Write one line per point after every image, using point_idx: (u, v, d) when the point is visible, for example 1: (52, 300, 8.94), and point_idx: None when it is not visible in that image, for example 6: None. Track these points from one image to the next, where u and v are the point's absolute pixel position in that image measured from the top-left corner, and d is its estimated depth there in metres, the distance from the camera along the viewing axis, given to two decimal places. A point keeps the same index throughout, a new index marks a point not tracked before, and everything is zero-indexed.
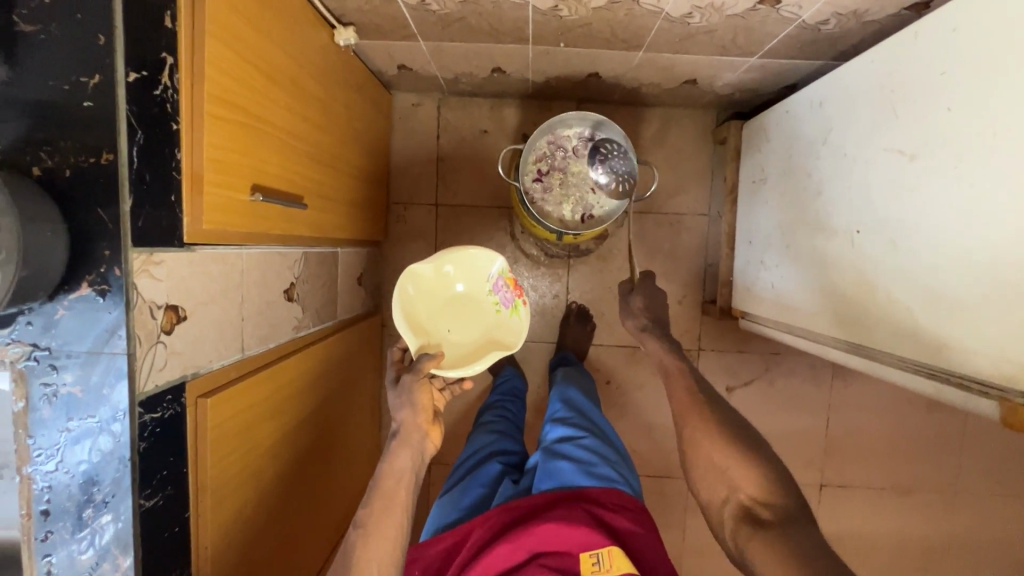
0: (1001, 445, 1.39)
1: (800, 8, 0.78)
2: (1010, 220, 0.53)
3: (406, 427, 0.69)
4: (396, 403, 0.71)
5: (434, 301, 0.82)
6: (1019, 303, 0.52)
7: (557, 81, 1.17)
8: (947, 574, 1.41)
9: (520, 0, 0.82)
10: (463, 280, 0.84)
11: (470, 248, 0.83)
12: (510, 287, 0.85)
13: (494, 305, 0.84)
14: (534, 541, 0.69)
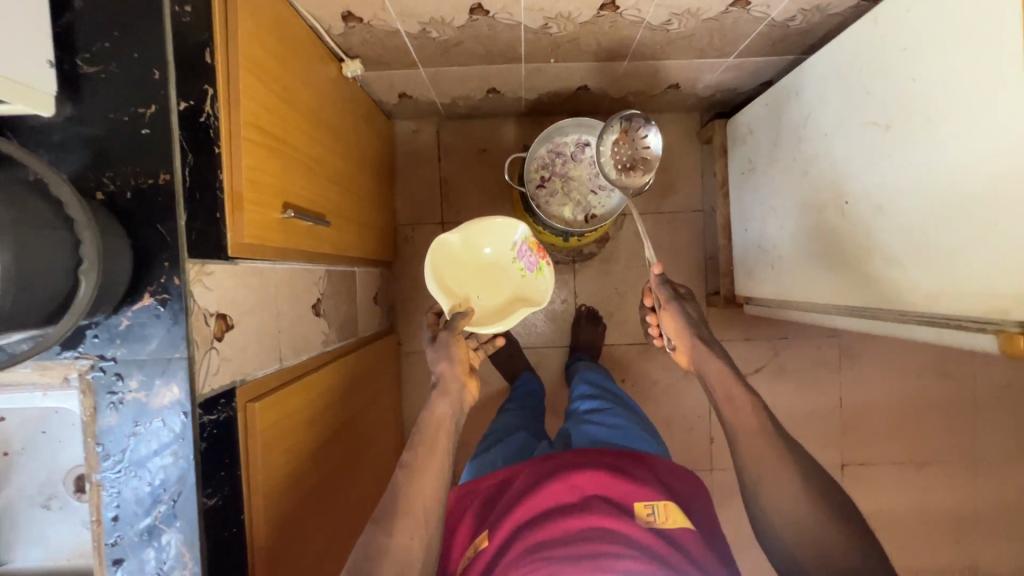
0: (1012, 409, 1.42)
1: (768, 8, 0.86)
2: (986, 169, 0.58)
3: (445, 377, 0.78)
4: (435, 357, 0.81)
5: (464, 265, 0.93)
6: (1001, 240, 0.57)
7: (548, 96, 1.24)
8: (977, 544, 1.42)
9: (512, 22, 0.89)
10: (491, 246, 0.94)
11: (495, 218, 0.91)
12: (533, 251, 0.94)
13: (519, 268, 0.95)
14: (593, 484, 0.74)
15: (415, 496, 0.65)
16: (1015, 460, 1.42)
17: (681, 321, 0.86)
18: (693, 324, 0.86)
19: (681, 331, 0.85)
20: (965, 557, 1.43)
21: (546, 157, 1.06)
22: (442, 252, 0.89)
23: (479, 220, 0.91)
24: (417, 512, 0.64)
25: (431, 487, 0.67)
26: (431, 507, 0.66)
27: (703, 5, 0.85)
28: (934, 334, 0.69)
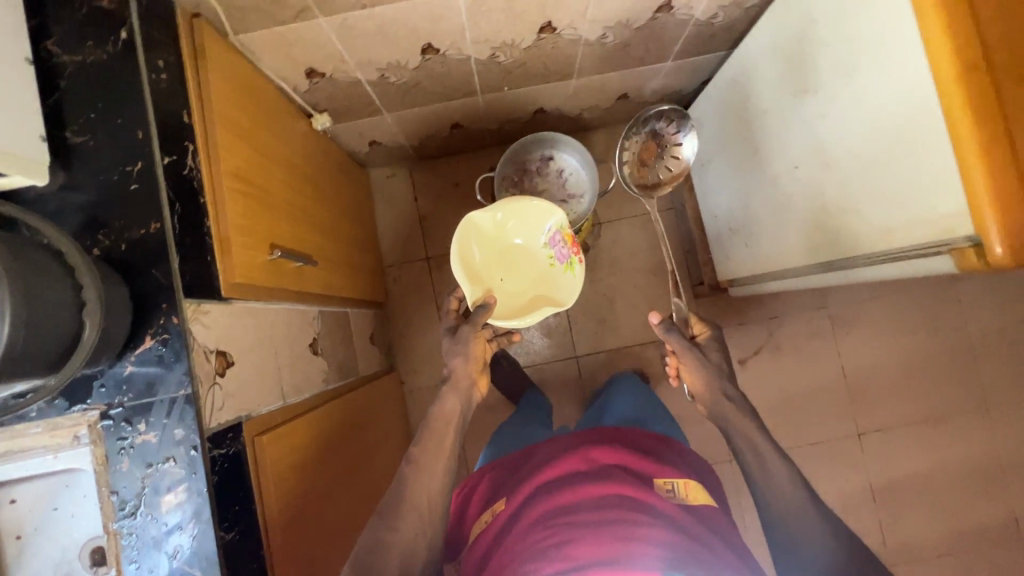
0: (1008, 354, 1.44)
1: (690, 9, 0.94)
2: (901, 106, 0.64)
3: (456, 374, 0.84)
4: (451, 350, 0.85)
5: (493, 251, 0.94)
6: (931, 164, 0.61)
7: (509, 124, 1.32)
8: (1007, 493, 1.41)
9: (462, 56, 0.97)
10: (522, 236, 0.94)
11: (529, 205, 0.91)
12: (566, 244, 0.94)
13: (550, 258, 0.95)
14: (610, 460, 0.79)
15: (418, 486, 0.71)
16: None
17: (699, 373, 0.95)
18: (711, 375, 0.94)
19: (698, 377, 0.95)
20: (997, 510, 1.41)
21: (511, 172, 1.13)
22: (472, 232, 0.91)
23: (513, 202, 0.92)
24: (419, 503, 0.70)
25: (434, 481, 0.72)
26: (433, 500, 0.71)
27: (632, 15, 0.93)
28: (897, 271, 0.73)
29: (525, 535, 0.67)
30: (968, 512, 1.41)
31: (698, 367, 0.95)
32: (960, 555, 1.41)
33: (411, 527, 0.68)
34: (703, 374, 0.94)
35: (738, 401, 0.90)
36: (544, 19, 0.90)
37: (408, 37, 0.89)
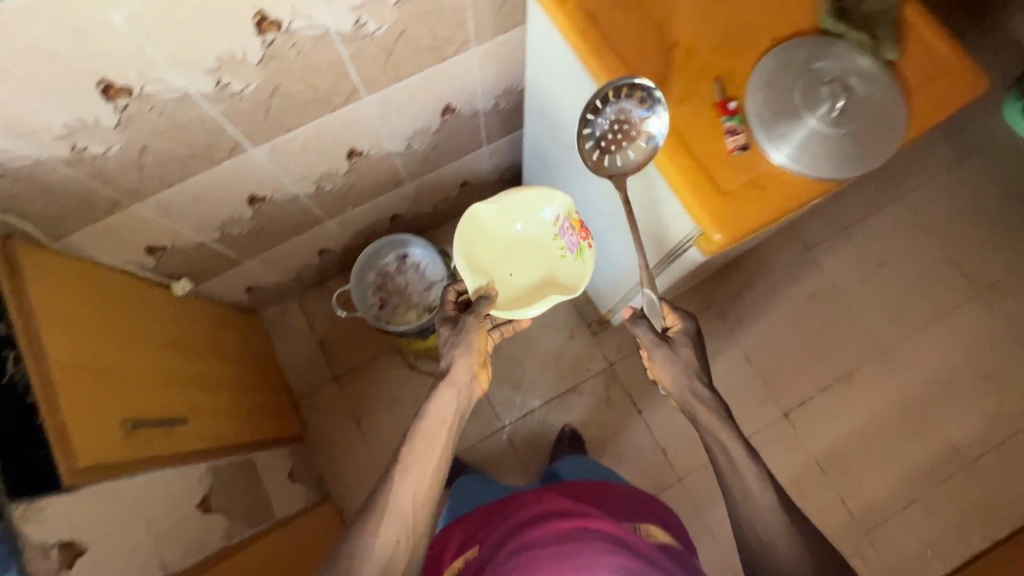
0: (884, 299, 1.56)
1: (472, 105, 1.10)
2: None
3: (456, 367, 0.78)
4: (455, 339, 0.80)
5: (494, 245, 0.92)
6: (651, 178, 0.73)
7: (373, 234, 1.43)
8: (937, 423, 1.47)
9: (290, 195, 1.08)
10: (526, 223, 0.92)
11: (525, 194, 0.90)
12: (574, 229, 0.91)
13: (559, 248, 0.92)
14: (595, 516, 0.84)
15: (404, 491, 0.67)
16: (915, 338, 1.53)
17: (669, 371, 0.77)
18: (683, 372, 0.76)
19: (664, 377, 0.78)
20: (935, 444, 1.46)
21: (371, 276, 1.22)
22: (475, 226, 0.90)
23: (511, 197, 0.91)
24: (404, 512, 0.66)
25: (420, 490, 0.68)
26: (421, 504, 0.68)
27: (423, 123, 1.08)
28: (682, 267, 0.82)
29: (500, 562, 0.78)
30: (911, 456, 1.46)
31: (671, 363, 0.76)
32: (922, 500, 1.43)
33: (388, 541, 0.65)
34: (675, 370, 0.76)
35: (710, 404, 0.75)
36: (347, 147, 1.03)
37: (230, 195, 0.99)
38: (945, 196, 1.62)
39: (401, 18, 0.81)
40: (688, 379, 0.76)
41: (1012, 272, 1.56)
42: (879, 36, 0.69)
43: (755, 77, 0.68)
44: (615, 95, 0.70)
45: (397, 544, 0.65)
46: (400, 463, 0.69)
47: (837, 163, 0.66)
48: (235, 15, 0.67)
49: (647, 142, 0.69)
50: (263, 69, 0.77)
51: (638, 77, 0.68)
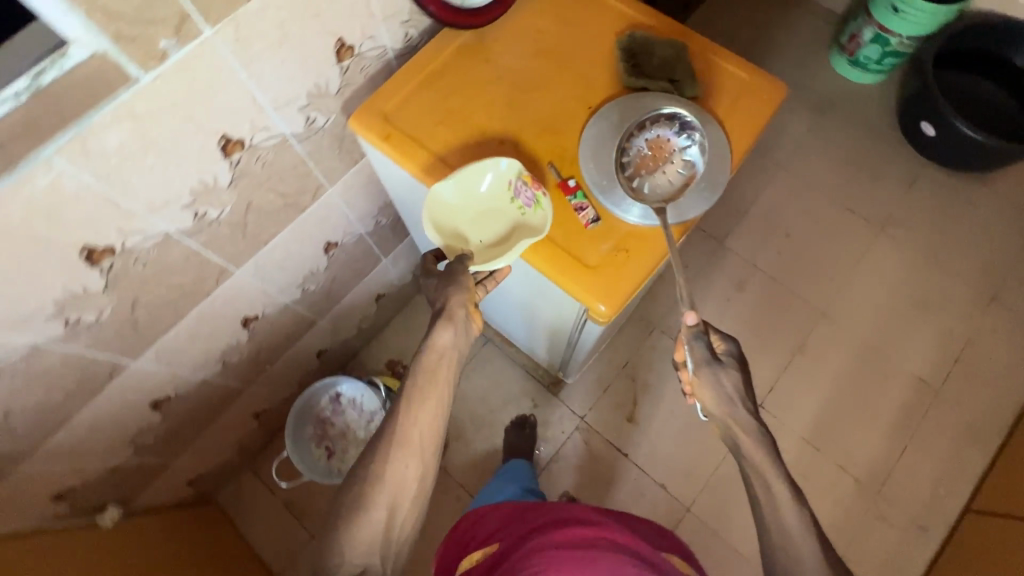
0: (804, 264, 1.63)
1: (353, 234, 1.11)
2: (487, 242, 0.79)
3: (450, 307, 0.68)
4: (442, 287, 0.70)
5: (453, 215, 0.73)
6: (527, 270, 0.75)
7: (304, 377, 1.39)
8: (895, 362, 1.52)
9: (196, 382, 1.03)
10: (490, 179, 0.72)
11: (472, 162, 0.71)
12: (529, 182, 0.69)
13: (521, 207, 0.72)
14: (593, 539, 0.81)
15: (415, 419, 0.63)
16: (845, 291, 1.59)
17: (711, 392, 0.68)
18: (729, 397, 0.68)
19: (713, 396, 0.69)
20: (903, 383, 1.50)
21: (309, 429, 1.16)
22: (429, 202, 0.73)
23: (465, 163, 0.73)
24: (415, 436, 0.63)
25: (430, 414, 0.64)
26: (429, 434, 0.64)
27: (311, 265, 1.06)
28: (594, 331, 0.83)
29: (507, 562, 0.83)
30: (886, 402, 1.48)
31: (716, 385, 0.68)
32: (914, 441, 1.44)
33: (401, 471, 0.61)
34: (721, 392, 0.68)
35: (755, 434, 0.66)
36: (240, 316, 1.00)
37: (128, 409, 0.93)
38: (817, 155, 1.73)
39: (243, 192, 0.79)
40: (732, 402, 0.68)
41: (900, 202, 1.67)
42: (678, 80, 0.74)
43: (583, 153, 0.72)
44: (652, 124, 0.73)
45: (407, 470, 0.62)
46: (409, 388, 0.65)
47: (684, 204, 0.70)
48: (56, 258, 0.63)
49: (684, 168, 0.72)
50: (112, 291, 0.72)
51: (670, 107, 0.73)
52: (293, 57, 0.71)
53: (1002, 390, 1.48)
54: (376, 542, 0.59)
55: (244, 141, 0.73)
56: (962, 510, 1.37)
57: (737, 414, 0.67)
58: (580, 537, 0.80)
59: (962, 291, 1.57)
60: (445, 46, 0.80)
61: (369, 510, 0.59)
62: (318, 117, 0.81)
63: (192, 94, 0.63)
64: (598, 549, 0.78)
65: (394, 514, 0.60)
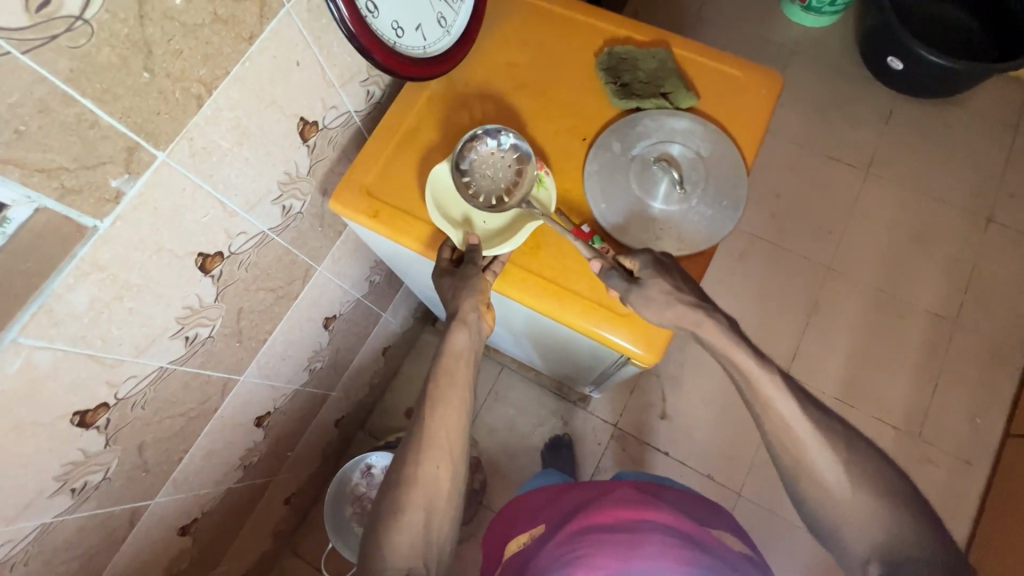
0: (801, 221, 1.60)
1: (349, 301, 1.04)
2: (505, 304, 0.74)
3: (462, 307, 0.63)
4: (455, 287, 0.63)
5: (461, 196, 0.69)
6: (556, 327, 0.70)
7: (327, 448, 1.33)
8: (909, 302, 1.51)
9: (220, 495, 0.97)
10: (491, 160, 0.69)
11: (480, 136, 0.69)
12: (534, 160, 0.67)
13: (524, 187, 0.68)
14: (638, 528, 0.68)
15: (443, 419, 0.60)
16: (846, 240, 1.58)
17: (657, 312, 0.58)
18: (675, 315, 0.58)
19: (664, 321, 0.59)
20: (921, 322, 1.49)
21: (347, 508, 1.11)
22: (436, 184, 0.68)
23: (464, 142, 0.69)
24: (443, 436, 0.60)
25: (455, 415, 0.61)
26: (456, 433, 0.61)
27: (314, 344, 1.00)
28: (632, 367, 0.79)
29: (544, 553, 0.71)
30: (909, 344, 1.48)
31: (649, 304, 0.58)
32: (943, 377, 1.45)
33: (431, 471, 0.58)
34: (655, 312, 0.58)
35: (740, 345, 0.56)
36: (251, 420, 0.93)
37: (156, 544, 0.87)
38: (791, 108, 1.70)
39: (231, 301, 0.72)
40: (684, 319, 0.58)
41: (882, 140, 1.65)
42: (670, 92, 0.69)
43: (591, 191, 0.67)
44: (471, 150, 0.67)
45: (439, 471, 0.59)
46: (433, 389, 0.61)
47: (712, 225, 0.65)
48: (48, 435, 0.56)
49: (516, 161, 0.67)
50: (115, 445, 0.66)
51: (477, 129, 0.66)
52: (257, 152, 0.64)
53: (1016, 309, 1.48)
54: (416, 546, 0.56)
55: (223, 251, 0.67)
56: (1002, 436, 1.38)
57: (734, 348, 0.56)
58: (630, 523, 0.69)
59: (960, 217, 1.57)
60: (414, 99, 0.74)
61: (405, 512, 0.56)
62: (294, 203, 0.74)
63: (158, 223, 0.56)
64: (653, 538, 0.66)
65: (432, 518, 0.58)
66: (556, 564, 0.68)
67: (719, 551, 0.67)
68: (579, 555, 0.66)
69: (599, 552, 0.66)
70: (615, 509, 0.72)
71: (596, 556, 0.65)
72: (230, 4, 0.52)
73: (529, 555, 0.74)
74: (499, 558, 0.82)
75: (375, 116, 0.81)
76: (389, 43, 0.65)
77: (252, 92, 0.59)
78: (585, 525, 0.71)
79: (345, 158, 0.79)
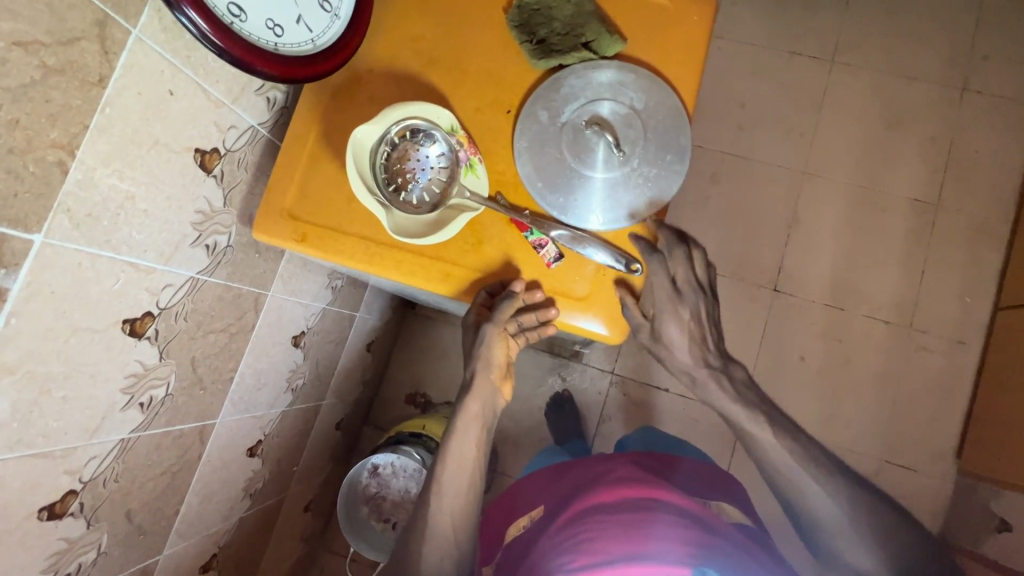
0: (770, 128, 1.53)
1: (315, 312, 1.01)
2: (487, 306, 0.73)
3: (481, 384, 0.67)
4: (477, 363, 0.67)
5: (388, 177, 0.61)
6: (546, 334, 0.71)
7: (335, 451, 1.34)
8: (888, 192, 1.47)
9: (233, 526, 0.98)
10: (421, 140, 0.61)
11: (416, 113, 0.60)
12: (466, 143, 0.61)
13: (453, 173, 0.62)
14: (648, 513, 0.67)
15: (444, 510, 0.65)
16: (818, 140, 1.51)
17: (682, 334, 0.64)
18: (690, 339, 0.65)
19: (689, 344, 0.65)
20: (902, 211, 1.46)
21: (362, 508, 1.13)
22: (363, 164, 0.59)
23: (400, 122, 0.60)
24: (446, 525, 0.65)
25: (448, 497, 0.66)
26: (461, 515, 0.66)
27: (289, 364, 0.97)
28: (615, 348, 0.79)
29: (549, 537, 0.70)
30: (894, 234, 1.45)
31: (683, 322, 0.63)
32: (930, 263, 1.43)
33: (446, 521, 0.65)
34: (681, 337, 0.64)
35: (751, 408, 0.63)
36: (243, 451, 0.92)
37: None
38: (744, 4, 1.57)
39: (179, 355, 0.69)
40: (697, 356, 0.66)
41: (844, 23, 1.54)
42: (592, 40, 0.62)
43: (523, 170, 0.61)
44: (397, 138, 0.60)
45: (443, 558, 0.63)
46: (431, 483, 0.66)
47: (656, 187, 0.61)
48: (18, 539, 0.55)
49: (440, 150, 0.61)
50: (99, 522, 0.65)
51: (405, 120, 0.60)
52: (157, 199, 0.58)
53: (1000, 180, 1.44)
54: None
55: (152, 310, 0.62)
56: (992, 311, 1.39)
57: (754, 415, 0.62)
58: (639, 504, 0.69)
59: (933, 92, 1.49)
60: (319, 100, 0.67)
61: None
62: (218, 239, 0.69)
63: (63, 307, 0.52)
64: (664, 518, 0.66)
65: None
66: (560, 548, 0.67)
67: (728, 528, 0.69)
68: (587, 536, 0.66)
69: (607, 534, 0.65)
70: (618, 491, 0.73)
71: (600, 540, 0.65)
72: (61, 49, 0.45)
73: (530, 538, 0.75)
74: (500, 539, 0.82)
75: (284, 121, 0.74)
76: (269, 48, 0.57)
77: (124, 139, 0.53)
78: (588, 510, 0.71)
79: (263, 176, 0.73)
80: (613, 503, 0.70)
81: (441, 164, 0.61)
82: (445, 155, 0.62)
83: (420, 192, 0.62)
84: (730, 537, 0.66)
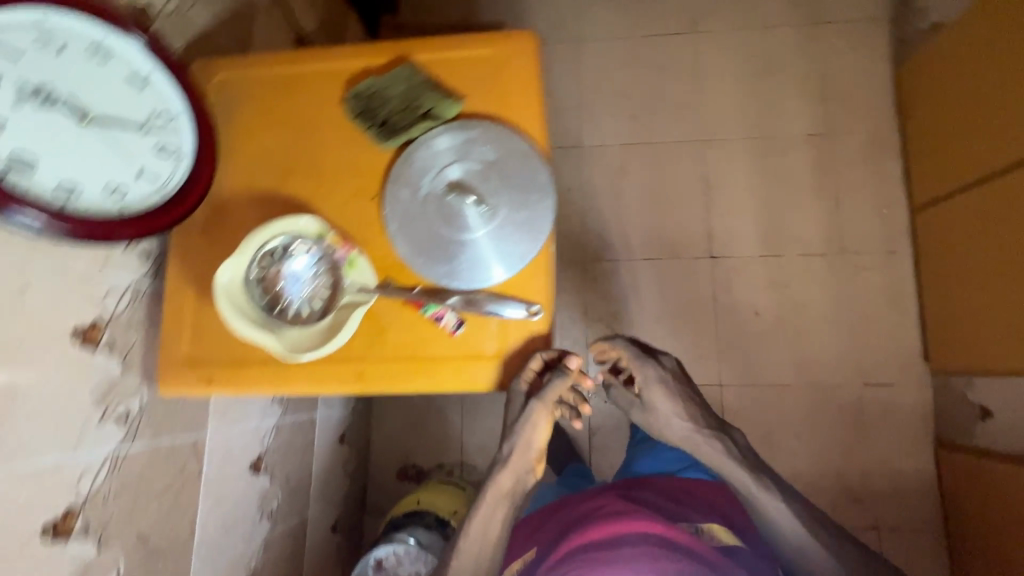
0: (659, 109, 1.59)
1: (269, 431, 0.98)
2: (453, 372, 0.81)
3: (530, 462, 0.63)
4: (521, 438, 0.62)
5: (269, 300, 0.59)
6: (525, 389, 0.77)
7: (340, 552, 1.30)
8: (783, 135, 1.54)
9: None
10: (291, 252, 0.60)
11: (278, 229, 0.59)
12: (340, 244, 0.61)
13: (335, 276, 0.61)
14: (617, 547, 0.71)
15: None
16: (705, 107, 1.58)
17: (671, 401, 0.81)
18: (677, 407, 0.82)
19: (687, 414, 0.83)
20: (801, 149, 1.52)
21: None
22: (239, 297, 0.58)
23: (265, 244, 0.59)
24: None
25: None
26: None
27: (256, 491, 0.95)
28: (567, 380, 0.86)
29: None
30: (801, 172, 1.51)
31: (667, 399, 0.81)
32: (842, 188, 1.49)
33: None
34: (672, 406, 0.81)
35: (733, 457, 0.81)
36: None
37: None
38: (599, 4, 1.64)
39: (123, 535, 0.66)
40: (694, 422, 0.83)
41: None
42: (431, 108, 0.63)
43: (402, 249, 0.61)
44: (267, 259, 0.59)
45: None
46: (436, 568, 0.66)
47: (530, 228, 0.61)
48: None
49: (312, 256, 0.60)
50: None
51: (268, 240, 0.59)
52: (44, 394, 0.57)
53: (877, 95, 1.52)
54: None
55: (74, 504, 0.60)
56: (910, 214, 1.45)
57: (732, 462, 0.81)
58: (612, 536, 0.73)
59: (792, 33, 1.58)
60: (189, 239, 0.66)
61: None
62: (130, 405, 0.67)
63: None
64: (632, 551, 0.70)
65: None
66: None
67: (691, 545, 0.73)
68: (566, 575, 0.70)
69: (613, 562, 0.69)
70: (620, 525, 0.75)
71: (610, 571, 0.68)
72: None
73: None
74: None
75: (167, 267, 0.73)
76: (114, 215, 0.58)
77: None
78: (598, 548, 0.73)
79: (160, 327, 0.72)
80: (592, 540, 0.74)
81: (318, 271, 0.60)
82: (324, 259, 0.61)
83: (307, 303, 0.60)
84: (692, 556, 0.71)
